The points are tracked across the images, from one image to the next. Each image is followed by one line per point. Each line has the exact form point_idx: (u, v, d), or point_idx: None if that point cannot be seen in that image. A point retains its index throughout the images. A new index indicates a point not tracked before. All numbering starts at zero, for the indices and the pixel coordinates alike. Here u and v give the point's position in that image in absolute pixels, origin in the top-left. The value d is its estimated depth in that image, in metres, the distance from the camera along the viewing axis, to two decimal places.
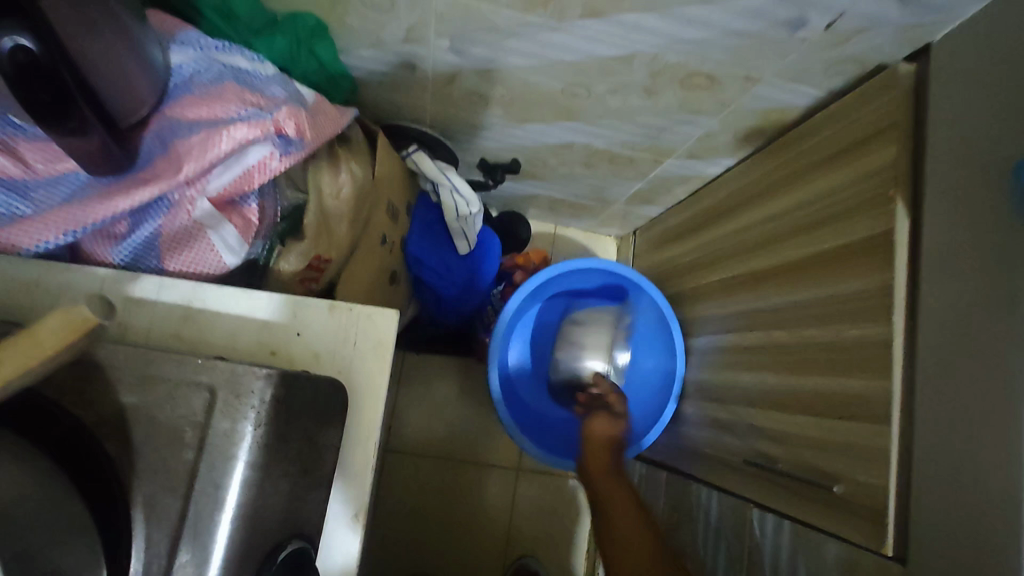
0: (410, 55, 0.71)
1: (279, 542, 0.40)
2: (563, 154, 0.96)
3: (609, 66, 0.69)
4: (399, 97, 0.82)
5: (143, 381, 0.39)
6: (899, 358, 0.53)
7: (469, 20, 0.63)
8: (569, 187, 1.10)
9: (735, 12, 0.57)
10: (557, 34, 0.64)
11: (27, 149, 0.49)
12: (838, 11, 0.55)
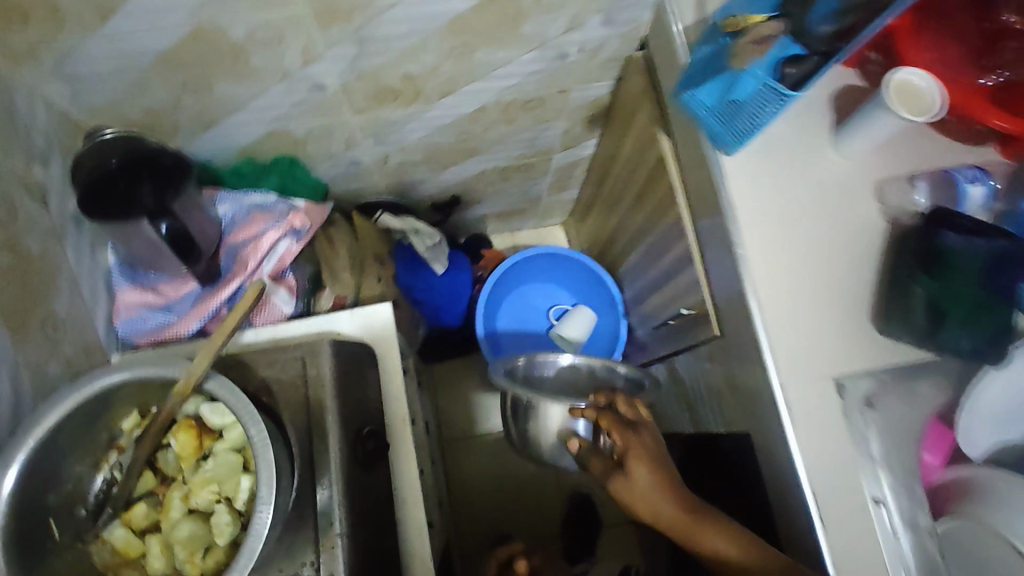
0: (352, 156, 1.09)
1: (360, 425, 0.74)
2: (483, 179, 1.32)
3: (475, 116, 1.06)
4: (356, 183, 1.19)
5: (269, 362, 0.75)
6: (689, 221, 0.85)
7: (377, 123, 1.00)
8: (503, 201, 1.45)
9: (525, 63, 0.93)
10: (433, 111, 1.01)
11: (165, 287, 0.87)
12: (578, 42, 0.90)
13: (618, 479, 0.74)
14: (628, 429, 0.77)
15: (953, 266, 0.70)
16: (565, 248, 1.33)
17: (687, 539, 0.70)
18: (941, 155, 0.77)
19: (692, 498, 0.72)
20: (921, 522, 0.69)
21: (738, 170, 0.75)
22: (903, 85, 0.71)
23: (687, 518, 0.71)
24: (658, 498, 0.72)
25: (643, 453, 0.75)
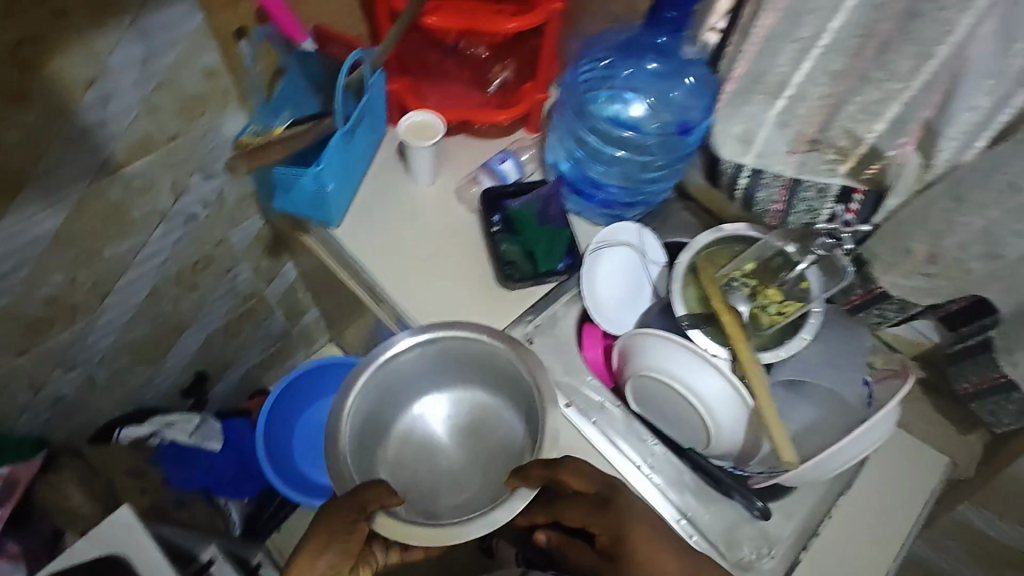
0: (45, 395, 1.07)
1: None
2: (213, 345, 1.35)
3: (151, 301, 1.11)
4: (76, 415, 1.16)
5: None
6: (350, 279, 0.97)
7: (46, 355, 1.01)
8: (255, 352, 1.49)
9: (159, 242, 1.03)
10: (99, 318, 1.05)
11: None
12: (194, 203, 1.02)
13: (604, 536, 0.71)
14: (619, 493, 0.71)
15: (511, 220, 0.91)
16: (320, 358, 1.34)
17: (647, 558, 0.67)
18: (488, 148, 1.00)
19: (671, 543, 0.68)
20: (593, 395, 0.85)
21: (349, 233, 0.92)
22: (419, 124, 0.92)
23: (656, 545, 0.67)
24: (644, 557, 0.67)
25: (650, 532, 0.68)
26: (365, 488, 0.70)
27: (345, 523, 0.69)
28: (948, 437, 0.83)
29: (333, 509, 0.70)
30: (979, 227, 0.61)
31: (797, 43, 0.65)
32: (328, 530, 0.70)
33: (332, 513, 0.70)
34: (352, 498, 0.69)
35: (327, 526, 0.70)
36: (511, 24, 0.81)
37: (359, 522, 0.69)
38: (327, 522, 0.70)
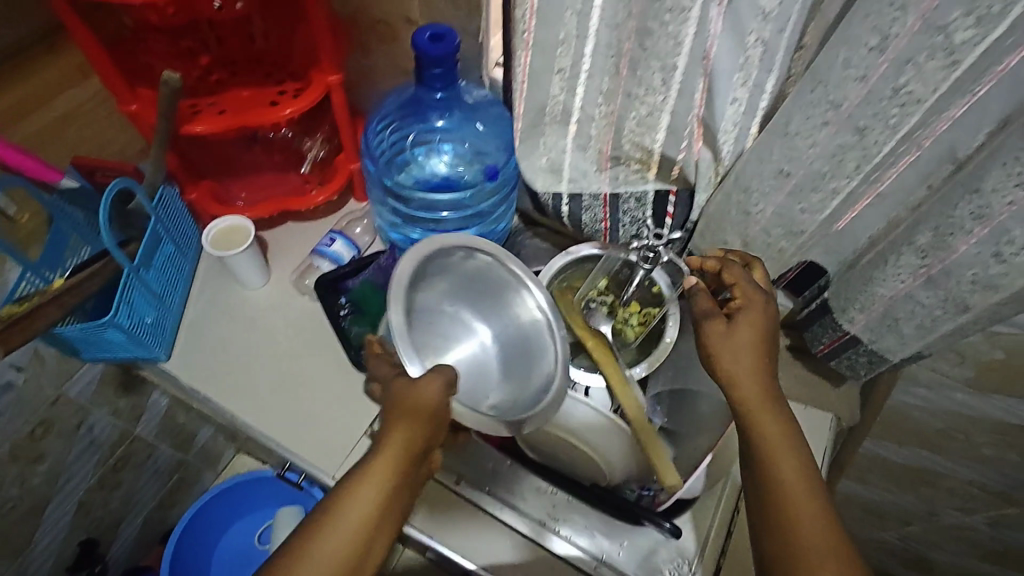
0: None
1: None
2: (90, 508, 1.19)
3: None
4: None
5: None
6: (203, 407, 0.88)
7: None
8: (147, 496, 1.33)
9: None
10: None
11: None
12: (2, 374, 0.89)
13: (713, 323, 0.60)
14: (745, 291, 0.61)
15: (357, 303, 0.86)
16: (198, 498, 1.18)
17: (746, 413, 0.57)
18: (318, 231, 0.95)
19: (777, 394, 0.58)
20: (483, 463, 0.82)
21: (182, 363, 0.83)
22: (226, 230, 0.86)
23: (768, 401, 0.57)
24: (744, 368, 0.58)
25: (756, 330, 0.59)
26: (444, 368, 0.58)
27: (425, 425, 0.56)
28: (825, 394, 0.85)
29: (404, 398, 0.57)
30: (773, 213, 0.61)
31: (560, 74, 0.65)
32: (385, 466, 0.55)
33: (407, 397, 0.56)
34: (432, 374, 0.57)
35: (403, 425, 0.56)
36: (286, 110, 0.78)
37: (428, 445, 0.57)
38: (400, 432, 0.56)
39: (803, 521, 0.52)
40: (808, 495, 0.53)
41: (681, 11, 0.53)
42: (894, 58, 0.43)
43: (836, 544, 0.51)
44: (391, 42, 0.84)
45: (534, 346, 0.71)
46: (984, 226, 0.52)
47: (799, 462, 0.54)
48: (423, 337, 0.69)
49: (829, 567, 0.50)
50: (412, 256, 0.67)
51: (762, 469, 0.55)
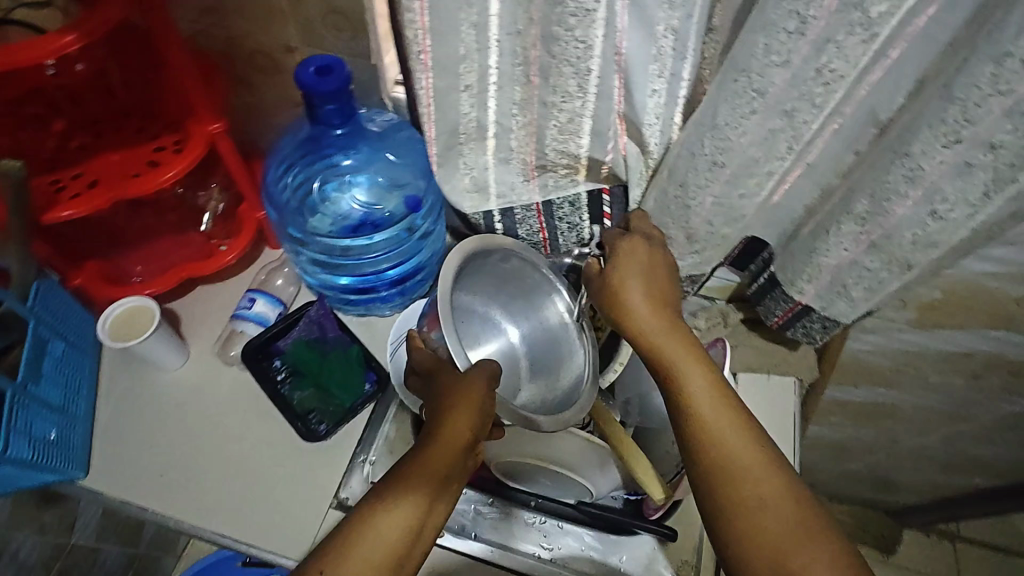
0: None
1: None
2: None
3: None
4: None
5: None
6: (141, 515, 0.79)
7: None
8: None
9: None
10: None
11: None
12: None
13: (600, 276, 0.61)
14: (616, 245, 0.62)
15: (293, 367, 0.79)
16: None
17: (649, 347, 0.57)
18: (235, 291, 0.86)
19: (678, 323, 0.58)
20: (464, 508, 0.78)
21: (105, 476, 0.74)
22: (125, 313, 0.75)
23: (670, 329, 0.57)
24: (639, 307, 0.58)
25: (640, 267, 0.60)
26: (485, 362, 0.60)
27: (477, 417, 0.57)
28: (785, 360, 0.85)
29: (456, 393, 0.58)
30: (712, 204, 0.59)
31: (467, 90, 0.59)
32: (438, 450, 0.56)
33: (461, 389, 0.58)
34: (477, 369, 0.59)
35: (453, 422, 0.57)
36: (172, 172, 0.68)
37: (479, 435, 0.58)
38: (453, 422, 0.57)
39: (720, 439, 0.52)
40: (725, 412, 0.53)
41: (585, 15, 0.47)
42: (814, 39, 0.41)
43: (755, 451, 0.51)
44: (275, 73, 0.75)
45: (566, 349, 0.68)
46: (917, 189, 0.52)
47: (709, 381, 0.55)
48: (468, 331, 0.68)
49: (748, 476, 0.50)
50: (458, 253, 0.64)
51: (673, 399, 0.55)
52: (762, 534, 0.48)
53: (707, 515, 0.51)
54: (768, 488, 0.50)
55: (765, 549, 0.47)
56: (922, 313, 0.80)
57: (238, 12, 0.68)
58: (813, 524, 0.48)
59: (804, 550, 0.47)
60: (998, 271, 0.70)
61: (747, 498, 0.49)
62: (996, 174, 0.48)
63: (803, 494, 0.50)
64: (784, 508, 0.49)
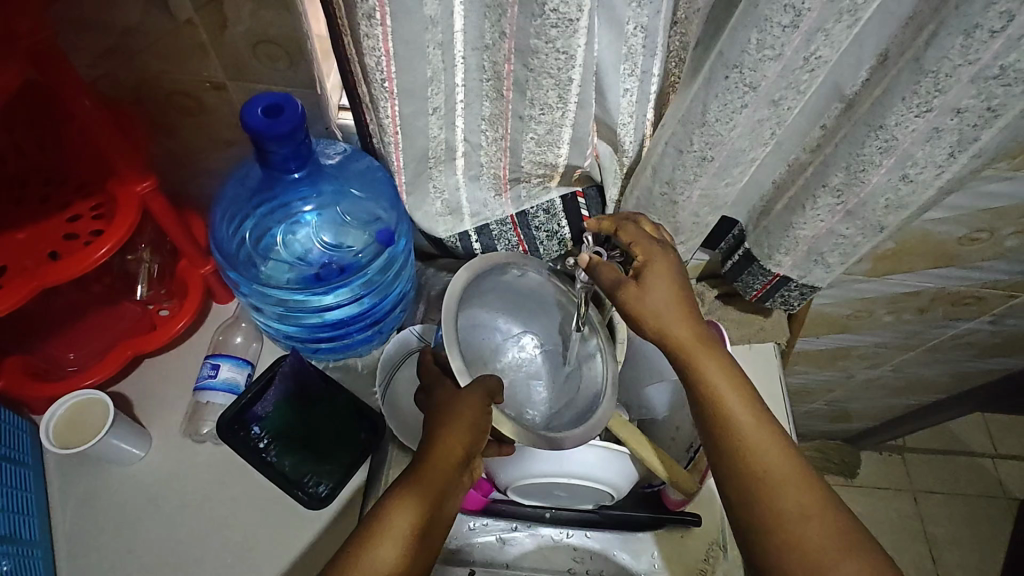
0: None
1: None
2: None
3: None
4: None
5: None
6: None
7: None
8: None
9: None
10: None
11: None
12: None
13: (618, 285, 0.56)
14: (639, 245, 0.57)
15: (275, 431, 0.72)
16: None
17: (681, 358, 0.54)
18: (190, 359, 0.78)
19: (704, 329, 0.55)
20: (488, 540, 0.75)
21: None
22: (70, 409, 0.67)
23: (699, 338, 0.54)
24: (666, 316, 0.54)
25: (662, 271, 0.55)
26: (485, 378, 0.58)
27: (471, 433, 0.56)
28: (763, 328, 0.88)
29: (449, 411, 0.56)
30: (699, 197, 0.59)
31: (435, 112, 0.56)
32: (432, 469, 0.54)
33: (456, 406, 0.56)
34: (473, 387, 0.57)
35: (446, 441, 0.55)
36: (104, 248, 0.60)
37: (473, 453, 0.56)
38: (447, 440, 0.55)
39: (758, 453, 0.52)
40: (759, 424, 0.53)
41: (568, 25, 0.45)
42: (805, 30, 0.43)
43: (789, 463, 0.52)
44: (198, 113, 0.67)
45: (585, 365, 0.68)
46: (890, 157, 0.54)
47: (742, 393, 0.54)
48: (474, 350, 0.67)
49: (786, 489, 0.51)
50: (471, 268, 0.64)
51: (710, 415, 0.54)
52: (807, 549, 0.50)
53: (746, 527, 0.52)
54: (806, 499, 0.51)
55: (806, 559, 0.50)
56: (878, 263, 0.84)
57: (149, 53, 0.59)
58: (846, 532, 0.50)
59: (842, 557, 0.49)
60: (945, 216, 0.75)
61: (785, 511, 0.51)
62: (961, 136, 0.51)
63: (834, 500, 0.52)
64: (821, 518, 0.51)
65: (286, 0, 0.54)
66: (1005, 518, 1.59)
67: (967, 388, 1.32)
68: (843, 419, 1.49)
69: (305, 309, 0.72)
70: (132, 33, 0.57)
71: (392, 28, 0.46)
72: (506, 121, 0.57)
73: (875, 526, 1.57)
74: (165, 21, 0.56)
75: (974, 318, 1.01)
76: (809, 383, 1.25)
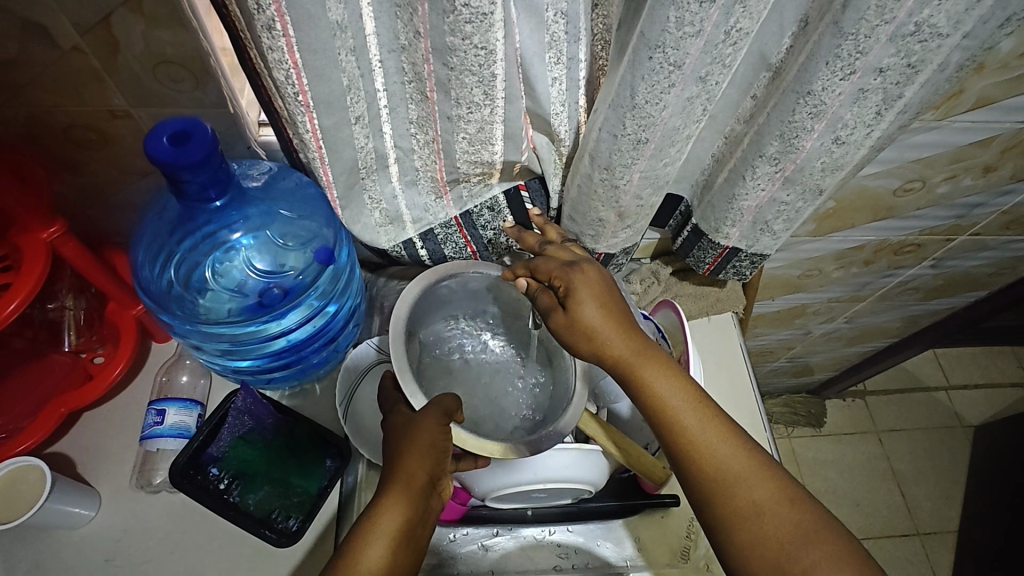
0: None
1: None
2: None
3: None
4: None
5: None
6: None
7: None
8: None
9: None
10: None
11: None
12: None
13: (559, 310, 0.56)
14: (570, 269, 0.56)
15: (235, 470, 0.69)
16: None
17: (627, 374, 0.54)
18: (135, 406, 0.74)
19: (647, 341, 0.55)
20: (471, 549, 0.73)
21: None
22: (12, 472, 0.63)
23: (642, 350, 0.54)
24: (607, 334, 0.54)
25: (600, 289, 0.55)
26: (439, 399, 0.57)
27: (432, 455, 0.54)
28: (718, 299, 0.89)
29: (407, 435, 0.55)
30: (640, 178, 0.58)
31: (359, 121, 0.53)
32: (395, 495, 0.52)
33: (414, 428, 0.55)
34: (429, 409, 0.56)
35: (407, 467, 0.53)
36: (13, 302, 0.55)
37: (438, 474, 0.55)
38: (407, 465, 0.53)
39: (711, 453, 0.52)
40: (709, 425, 0.53)
41: (482, 20, 0.43)
42: (723, 4, 0.42)
43: (745, 458, 0.52)
44: (107, 144, 0.62)
45: (555, 360, 0.67)
46: (821, 121, 0.54)
47: (691, 396, 0.54)
48: (436, 369, 0.68)
49: (741, 485, 0.51)
50: (417, 283, 0.64)
51: (661, 423, 0.54)
52: (767, 540, 0.49)
53: (711, 527, 0.52)
54: (763, 493, 0.50)
55: (769, 555, 0.49)
56: (822, 222, 0.86)
57: (36, 85, 0.54)
58: (808, 520, 0.49)
59: (806, 547, 0.48)
60: (879, 171, 0.76)
61: (744, 508, 0.50)
62: (885, 95, 0.52)
63: (794, 491, 0.51)
64: (781, 510, 0.50)
65: (182, 16, 0.50)
66: (961, 446, 1.67)
67: (915, 330, 1.37)
68: (807, 373, 1.54)
69: (253, 341, 0.68)
70: (12, 67, 0.52)
71: (295, 38, 0.43)
72: (435, 122, 0.55)
73: (847, 471, 1.63)
74: (46, 49, 0.51)
75: (916, 264, 1.04)
76: (770, 344, 1.28)
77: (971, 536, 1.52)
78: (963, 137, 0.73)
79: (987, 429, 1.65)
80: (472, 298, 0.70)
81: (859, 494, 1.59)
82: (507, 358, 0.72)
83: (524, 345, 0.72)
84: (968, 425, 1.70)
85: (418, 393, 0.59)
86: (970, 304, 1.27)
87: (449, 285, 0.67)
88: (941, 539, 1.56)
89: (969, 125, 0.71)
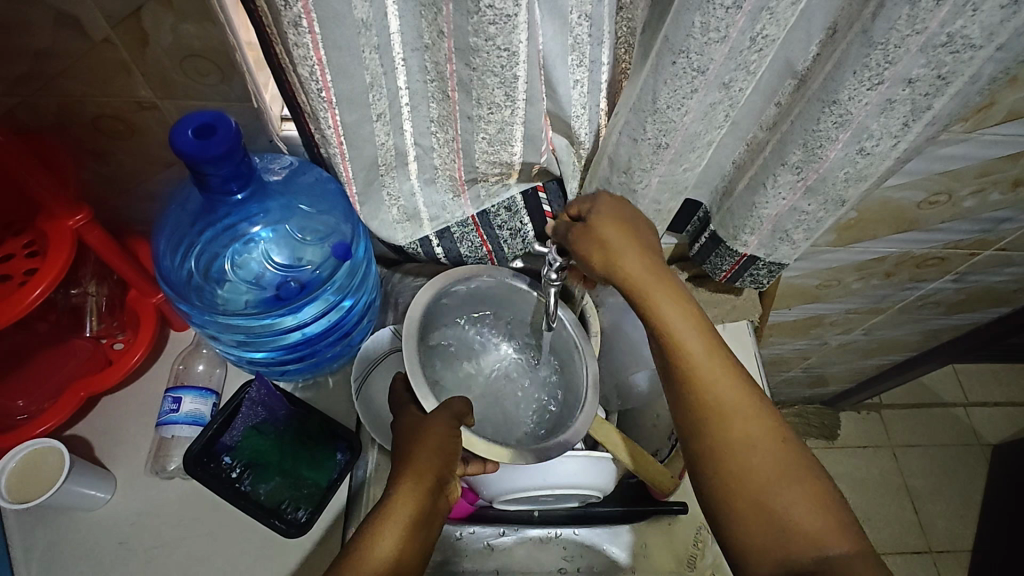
0: None
1: None
2: None
3: None
4: None
5: None
6: None
7: None
8: None
9: None
10: None
11: None
12: None
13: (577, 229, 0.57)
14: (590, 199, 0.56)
15: (248, 459, 0.70)
16: None
17: (638, 294, 0.53)
18: (152, 392, 0.75)
19: (662, 266, 0.54)
20: (477, 549, 0.73)
21: None
22: (32, 454, 0.64)
23: (656, 273, 0.54)
24: (622, 255, 0.54)
25: (613, 214, 0.55)
26: (450, 402, 0.58)
27: (441, 458, 0.54)
28: (734, 307, 0.88)
29: (417, 438, 0.55)
30: (658, 183, 0.58)
31: (380, 119, 0.53)
32: (403, 498, 0.52)
33: (424, 432, 0.55)
34: (439, 411, 0.57)
35: (415, 467, 0.53)
36: (39, 288, 0.57)
37: (447, 477, 0.55)
38: (416, 467, 0.54)
39: (713, 385, 0.51)
40: (716, 357, 0.52)
41: (506, 21, 0.43)
42: (750, 10, 0.42)
43: (744, 395, 0.51)
44: (133, 134, 0.63)
45: (566, 369, 0.67)
46: (845, 131, 0.53)
47: (701, 326, 0.53)
48: (449, 377, 0.69)
49: (735, 419, 0.51)
50: (430, 288, 0.64)
51: (666, 350, 0.53)
52: (751, 474, 0.49)
53: (699, 456, 0.51)
54: (755, 430, 0.50)
55: (750, 489, 0.49)
56: (844, 233, 0.84)
57: (68, 75, 0.55)
58: (794, 462, 0.50)
59: (786, 485, 0.49)
60: (904, 182, 0.75)
61: (734, 441, 0.50)
62: (913, 106, 0.51)
63: (783, 432, 0.51)
64: (770, 447, 0.50)
65: (210, 11, 0.51)
66: (978, 464, 1.64)
67: (935, 344, 1.35)
68: (821, 384, 1.52)
69: (269, 333, 0.68)
70: (44, 57, 0.53)
71: (321, 35, 0.43)
72: (455, 121, 0.55)
73: (859, 484, 1.61)
74: (78, 41, 0.52)
75: (937, 278, 1.02)
76: (785, 353, 1.26)
77: (984, 556, 1.49)
78: (992, 150, 0.71)
79: (1005, 447, 1.62)
80: (484, 306, 0.71)
81: (870, 509, 1.57)
82: (519, 368, 0.73)
83: (535, 348, 0.72)
84: (985, 443, 1.67)
85: (429, 394, 0.58)
86: (992, 320, 1.24)
87: (462, 291, 0.67)
88: (955, 558, 1.53)
89: (998, 139, 0.69)
